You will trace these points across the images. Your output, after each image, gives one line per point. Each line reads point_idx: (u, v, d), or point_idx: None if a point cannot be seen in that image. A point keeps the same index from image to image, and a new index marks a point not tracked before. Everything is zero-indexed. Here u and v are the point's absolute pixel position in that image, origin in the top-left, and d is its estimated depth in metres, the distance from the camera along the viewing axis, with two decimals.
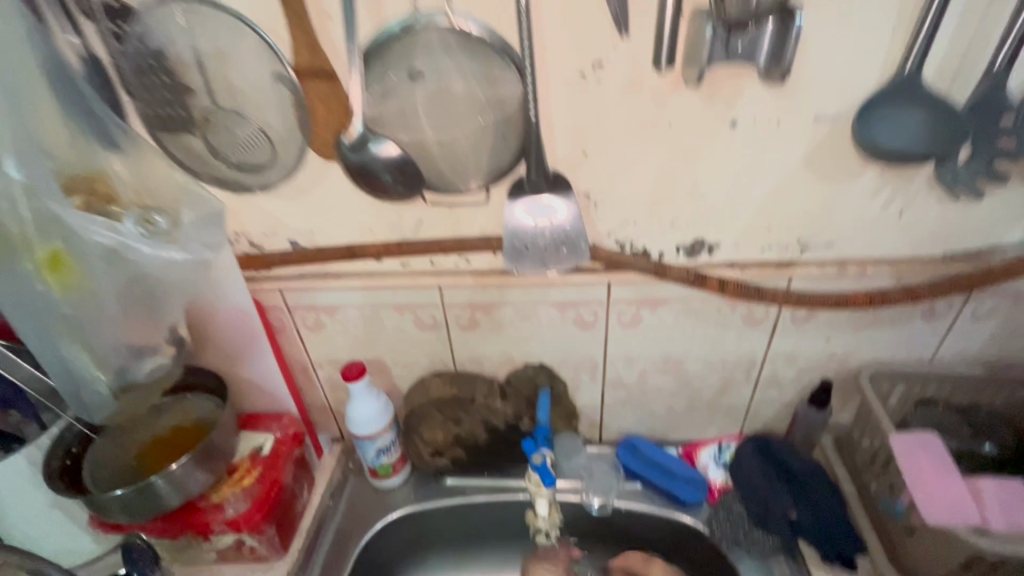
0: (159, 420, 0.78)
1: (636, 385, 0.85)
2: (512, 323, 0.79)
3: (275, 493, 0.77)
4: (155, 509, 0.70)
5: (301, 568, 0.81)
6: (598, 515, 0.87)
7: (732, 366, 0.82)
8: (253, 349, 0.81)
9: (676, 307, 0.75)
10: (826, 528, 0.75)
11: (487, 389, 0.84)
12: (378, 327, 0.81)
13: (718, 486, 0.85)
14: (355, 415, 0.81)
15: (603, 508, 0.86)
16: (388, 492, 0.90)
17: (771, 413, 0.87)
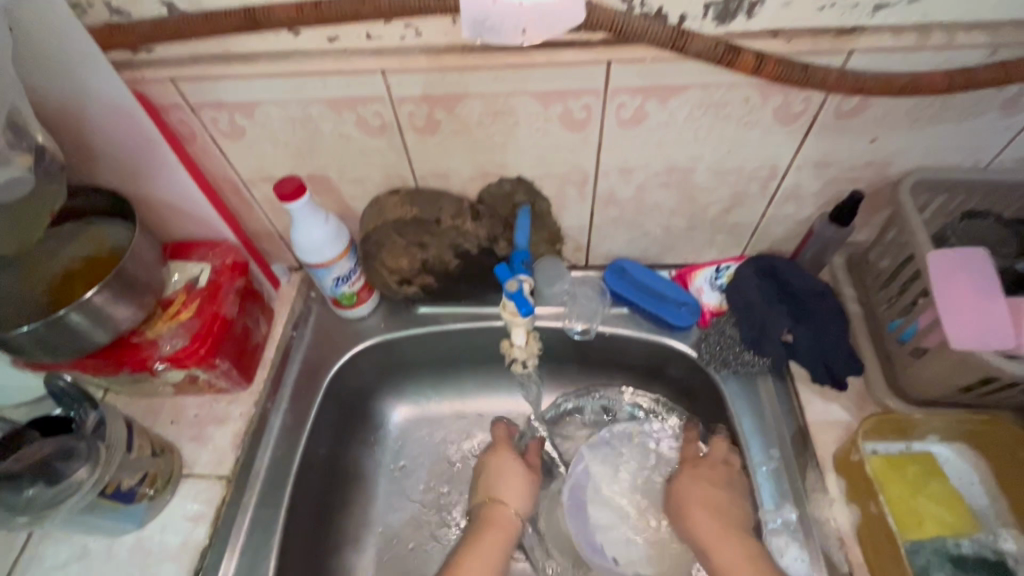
0: (64, 249, 0.66)
1: (631, 201, 0.73)
2: (482, 124, 0.62)
3: (219, 327, 0.69)
4: (79, 345, 0.61)
5: (267, 398, 0.77)
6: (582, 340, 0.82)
7: (748, 178, 0.68)
8: (157, 163, 0.64)
9: (691, 99, 0.59)
10: (821, 349, 0.70)
11: (455, 208, 0.70)
12: (313, 133, 0.64)
13: (710, 310, 0.78)
14: (303, 241, 0.69)
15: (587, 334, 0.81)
16: (356, 322, 0.83)
17: (781, 232, 0.77)
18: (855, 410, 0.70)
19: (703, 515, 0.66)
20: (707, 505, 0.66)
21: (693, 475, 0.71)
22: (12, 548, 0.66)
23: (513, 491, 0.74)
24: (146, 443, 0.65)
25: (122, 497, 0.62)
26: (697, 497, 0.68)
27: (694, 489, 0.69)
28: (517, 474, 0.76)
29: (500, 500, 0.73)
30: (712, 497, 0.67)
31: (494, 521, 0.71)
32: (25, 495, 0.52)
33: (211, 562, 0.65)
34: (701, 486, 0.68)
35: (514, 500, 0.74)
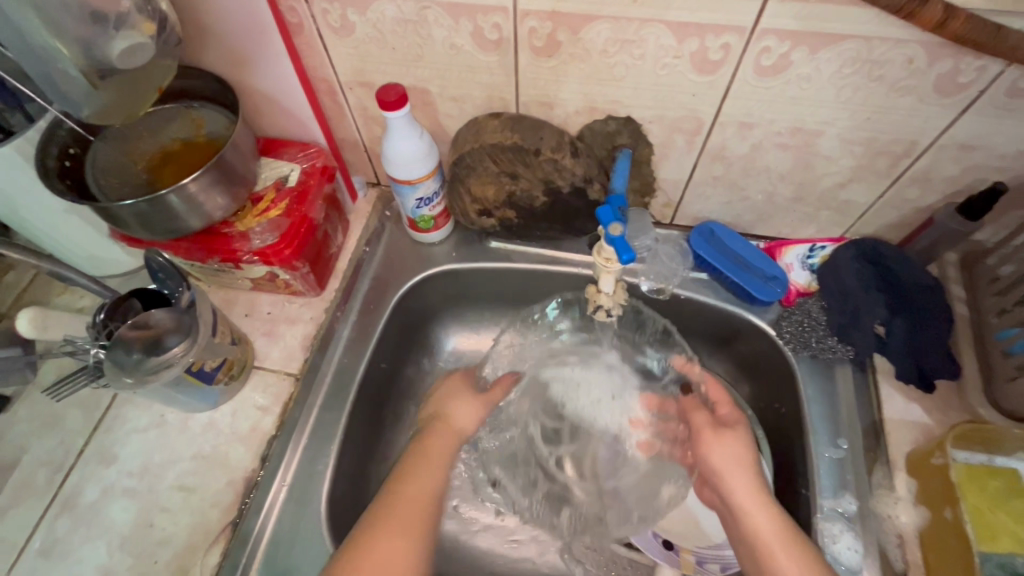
0: (165, 131, 0.67)
1: (740, 161, 0.68)
2: (606, 52, 0.58)
3: (305, 231, 0.69)
4: (175, 228, 0.62)
5: (338, 307, 0.78)
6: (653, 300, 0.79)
7: (879, 152, 0.63)
8: (264, 52, 0.63)
9: (846, 53, 0.53)
10: (915, 346, 0.66)
11: (556, 141, 0.67)
12: (423, 40, 0.61)
13: (797, 288, 0.74)
14: (392, 154, 0.67)
15: (658, 293, 0.78)
16: (428, 246, 0.82)
17: (893, 218, 0.71)
18: (937, 414, 0.66)
19: (740, 476, 0.61)
20: (740, 466, 0.62)
21: (720, 434, 0.65)
22: (99, 406, 0.71)
23: (466, 416, 0.69)
24: (226, 330, 0.67)
25: (203, 376, 0.65)
26: (721, 455, 0.63)
27: (723, 449, 0.64)
28: (465, 398, 0.70)
29: (445, 420, 0.67)
30: (739, 456, 0.63)
31: (432, 438, 0.65)
32: (135, 357, 0.54)
33: (276, 451, 0.68)
34: (734, 450, 0.63)
35: (463, 423, 0.68)
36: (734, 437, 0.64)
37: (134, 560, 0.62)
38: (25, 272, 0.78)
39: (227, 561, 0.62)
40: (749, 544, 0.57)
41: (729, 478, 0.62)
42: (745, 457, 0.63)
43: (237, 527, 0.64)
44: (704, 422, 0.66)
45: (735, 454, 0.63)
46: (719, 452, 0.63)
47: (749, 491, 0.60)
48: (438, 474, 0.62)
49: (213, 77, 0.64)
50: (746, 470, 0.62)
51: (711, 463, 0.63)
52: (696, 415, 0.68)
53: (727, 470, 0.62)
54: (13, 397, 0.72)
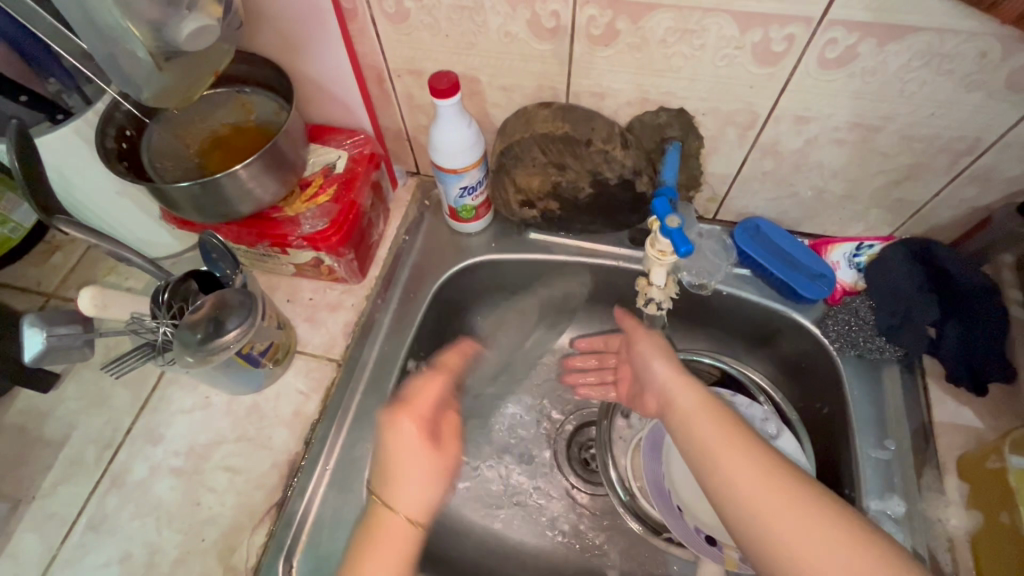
0: (216, 116, 0.68)
1: (793, 156, 0.67)
2: (665, 42, 0.57)
3: (354, 217, 0.70)
4: (226, 212, 0.63)
5: (378, 296, 0.78)
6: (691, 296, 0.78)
7: (939, 149, 0.61)
8: (319, 38, 0.64)
9: (916, 46, 0.52)
10: (969, 349, 0.65)
11: (607, 132, 0.67)
12: (478, 27, 0.61)
13: (844, 287, 0.73)
14: (440, 142, 0.67)
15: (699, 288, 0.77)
16: (466, 236, 0.82)
17: (947, 218, 0.70)
18: (988, 418, 0.65)
19: (659, 361, 0.66)
20: (657, 355, 0.67)
21: (649, 333, 0.70)
22: (145, 386, 0.72)
23: (410, 492, 0.57)
24: (274, 315, 0.68)
25: (251, 359, 0.66)
26: (650, 347, 0.68)
27: (650, 342, 0.69)
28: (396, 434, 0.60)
29: (391, 507, 0.56)
30: (660, 345, 0.68)
31: (383, 530, 0.56)
32: (199, 336, 0.55)
33: (320, 435, 0.68)
34: (655, 344, 0.68)
35: (406, 504, 0.57)
36: (656, 338, 0.70)
37: (181, 538, 0.63)
38: (73, 253, 0.80)
39: (272, 541, 0.63)
40: (681, 425, 0.58)
41: (651, 364, 0.66)
42: (668, 351, 0.67)
43: (281, 508, 0.64)
44: (632, 326, 0.72)
45: (665, 350, 0.67)
46: (646, 346, 0.68)
47: (669, 371, 0.64)
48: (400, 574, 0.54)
49: (266, 63, 0.64)
50: (665, 358, 0.66)
51: (639, 355, 0.68)
52: (627, 324, 0.73)
53: (653, 358, 0.67)
54: (62, 375, 0.73)
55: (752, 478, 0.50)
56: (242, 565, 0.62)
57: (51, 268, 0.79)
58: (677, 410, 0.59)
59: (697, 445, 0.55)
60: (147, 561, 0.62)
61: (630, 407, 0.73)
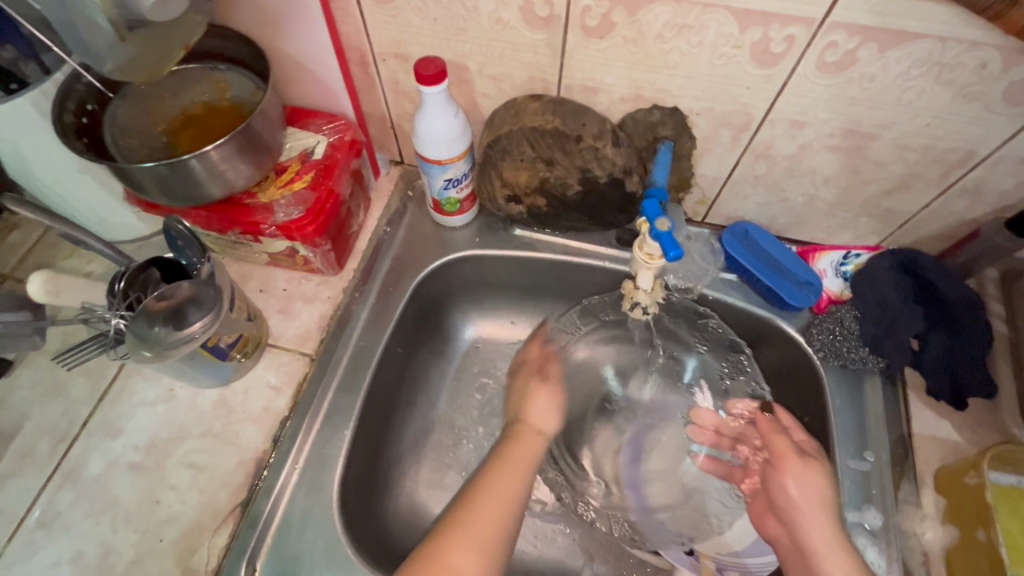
0: (187, 92, 0.64)
1: (786, 161, 0.65)
2: (662, 37, 0.55)
3: (331, 206, 0.66)
4: (195, 196, 0.60)
5: (356, 288, 0.75)
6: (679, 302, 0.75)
7: (932, 160, 0.61)
8: (298, 15, 0.60)
9: (917, 53, 0.51)
10: (951, 362, 0.65)
11: (598, 129, 0.64)
12: (469, 12, 0.58)
13: (830, 296, 0.72)
14: (425, 132, 0.64)
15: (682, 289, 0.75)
16: (451, 230, 0.79)
17: (935, 230, 0.69)
18: (967, 432, 0.65)
19: (815, 514, 0.57)
20: (818, 504, 0.58)
21: (803, 462, 0.60)
22: (105, 375, 0.68)
23: (546, 414, 0.68)
24: (243, 305, 0.65)
25: (218, 351, 0.62)
26: (796, 485, 0.59)
27: (804, 482, 0.59)
28: (539, 391, 0.70)
29: (529, 424, 0.66)
30: (823, 490, 0.58)
31: (521, 441, 0.65)
32: (156, 330, 0.51)
33: (289, 432, 0.66)
34: (810, 481, 0.59)
35: (542, 423, 0.67)
36: (818, 472, 0.59)
37: (139, 537, 0.60)
38: (30, 232, 0.75)
39: (235, 542, 0.60)
40: None
41: (800, 513, 0.58)
42: (818, 496, 0.58)
43: (247, 508, 0.62)
44: (785, 446, 0.62)
45: (813, 493, 0.58)
46: (800, 490, 0.58)
47: (825, 537, 0.55)
48: (518, 488, 0.60)
49: (242, 40, 0.61)
50: (824, 512, 0.57)
51: (789, 496, 0.59)
52: (776, 439, 0.63)
53: (805, 506, 0.57)
54: (14, 361, 0.69)
55: None
56: (203, 567, 0.59)
57: (6, 248, 0.74)
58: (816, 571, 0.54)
59: None
60: (101, 562, 0.59)
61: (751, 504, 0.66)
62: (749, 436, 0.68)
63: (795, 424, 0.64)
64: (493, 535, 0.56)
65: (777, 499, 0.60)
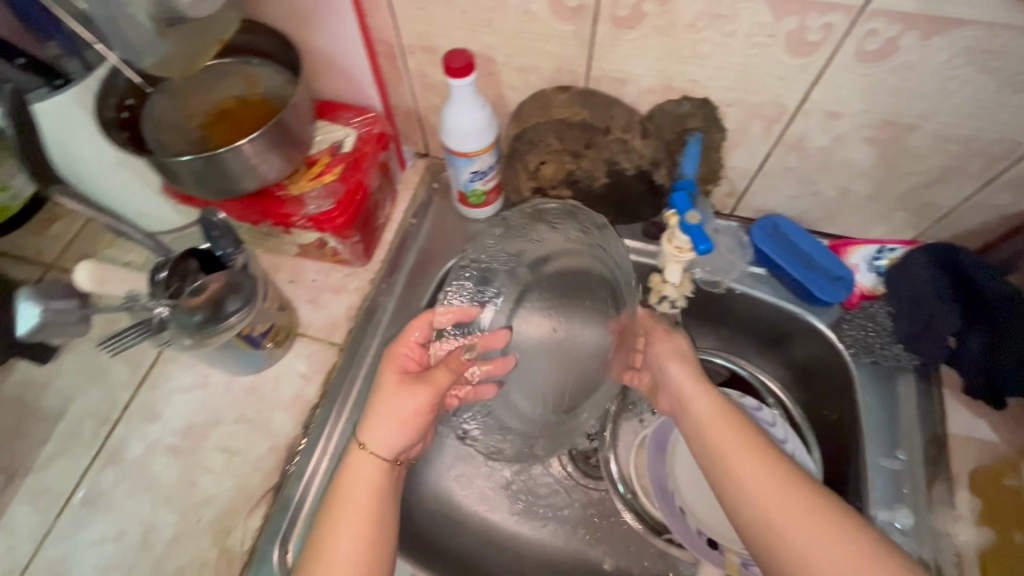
0: (221, 85, 0.65)
1: (819, 153, 0.64)
2: (693, 27, 0.54)
3: (360, 199, 0.67)
4: (229, 189, 0.61)
5: (383, 280, 0.76)
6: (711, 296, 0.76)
7: (975, 152, 0.59)
8: (329, 9, 0.61)
9: (962, 41, 0.49)
10: (993, 362, 0.63)
11: (626, 121, 0.65)
12: (497, 4, 0.58)
13: (863, 292, 0.70)
14: (451, 124, 0.64)
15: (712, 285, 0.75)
16: (474, 222, 0.80)
17: (976, 225, 0.67)
18: (1004, 433, 0.64)
19: (680, 366, 0.63)
20: (683, 359, 0.64)
21: (670, 336, 0.67)
22: (144, 362, 0.71)
23: (383, 424, 0.56)
24: (274, 296, 0.66)
25: (251, 340, 0.64)
26: (673, 359, 0.64)
27: (671, 346, 0.66)
28: (386, 407, 0.57)
29: (359, 441, 0.56)
30: (688, 352, 0.64)
31: (352, 468, 0.55)
32: (198, 319, 0.54)
33: (319, 420, 0.67)
34: (681, 368, 0.63)
35: (375, 437, 0.56)
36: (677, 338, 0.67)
37: (177, 517, 0.63)
38: (72, 223, 0.78)
39: (267, 525, 0.62)
40: (702, 441, 0.56)
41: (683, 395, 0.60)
42: (691, 376, 0.61)
43: (279, 491, 0.63)
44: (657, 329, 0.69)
45: (688, 381, 0.61)
46: (678, 368, 0.63)
47: (701, 389, 0.60)
48: (380, 492, 0.55)
49: (275, 35, 0.62)
50: (704, 394, 0.59)
51: (664, 359, 0.65)
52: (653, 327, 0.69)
53: (679, 369, 0.63)
54: (60, 347, 0.72)
55: (790, 504, 0.47)
56: (238, 547, 0.61)
57: (51, 238, 0.77)
58: (722, 454, 0.53)
59: (727, 472, 0.52)
60: (142, 539, 0.62)
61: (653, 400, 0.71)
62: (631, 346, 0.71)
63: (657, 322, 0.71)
64: (369, 527, 0.53)
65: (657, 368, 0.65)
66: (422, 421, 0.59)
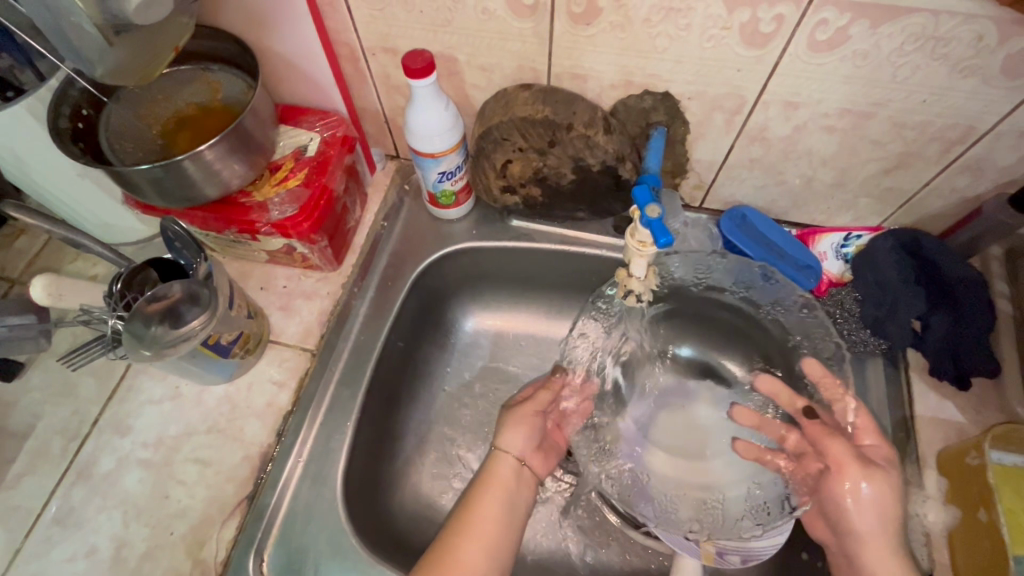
0: (180, 93, 0.64)
1: (781, 143, 0.64)
2: (649, 21, 0.55)
3: (325, 203, 0.67)
4: (191, 197, 0.61)
5: (355, 283, 0.76)
6: (786, 298, 0.71)
7: (931, 137, 0.59)
8: (283, 12, 0.60)
9: (910, 28, 0.50)
10: (955, 344, 0.64)
11: (589, 117, 0.64)
12: (454, 3, 0.57)
13: (831, 279, 0.71)
14: (414, 124, 0.64)
15: (772, 280, 0.71)
16: (447, 223, 0.80)
17: (937, 208, 0.68)
18: (970, 413, 0.65)
19: (870, 522, 0.54)
20: (877, 509, 0.54)
21: (865, 470, 0.55)
22: (112, 376, 0.70)
23: (518, 435, 0.66)
24: (243, 303, 0.66)
25: (219, 349, 0.63)
26: (855, 502, 0.55)
27: (867, 489, 0.55)
28: (524, 424, 0.67)
29: (500, 447, 0.65)
30: (885, 498, 0.55)
31: (494, 469, 0.64)
32: (154, 330, 0.53)
33: (292, 427, 0.67)
34: (873, 522, 0.54)
35: (516, 446, 0.65)
36: (879, 479, 0.55)
37: (150, 531, 0.62)
38: (36, 237, 0.77)
39: (242, 535, 0.62)
40: None
41: (862, 548, 0.55)
42: (882, 536, 0.54)
43: (253, 501, 0.63)
44: (845, 453, 0.56)
45: (882, 547, 0.54)
46: (867, 522, 0.54)
47: (883, 555, 0.54)
48: (506, 510, 0.62)
49: (231, 39, 0.61)
50: (897, 561, 0.54)
51: (842, 502, 0.56)
52: (830, 442, 0.57)
53: (862, 518, 0.55)
54: (25, 364, 0.71)
55: None
56: (212, 559, 0.60)
57: (15, 253, 0.76)
58: None
59: None
60: (114, 555, 0.61)
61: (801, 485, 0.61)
62: (792, 438, 0.63)
63: (862, 425, 0.59)
64: (496, 535, 0.59)
65: (830, 502, 0.57)
66: (536, 427, 0.67)
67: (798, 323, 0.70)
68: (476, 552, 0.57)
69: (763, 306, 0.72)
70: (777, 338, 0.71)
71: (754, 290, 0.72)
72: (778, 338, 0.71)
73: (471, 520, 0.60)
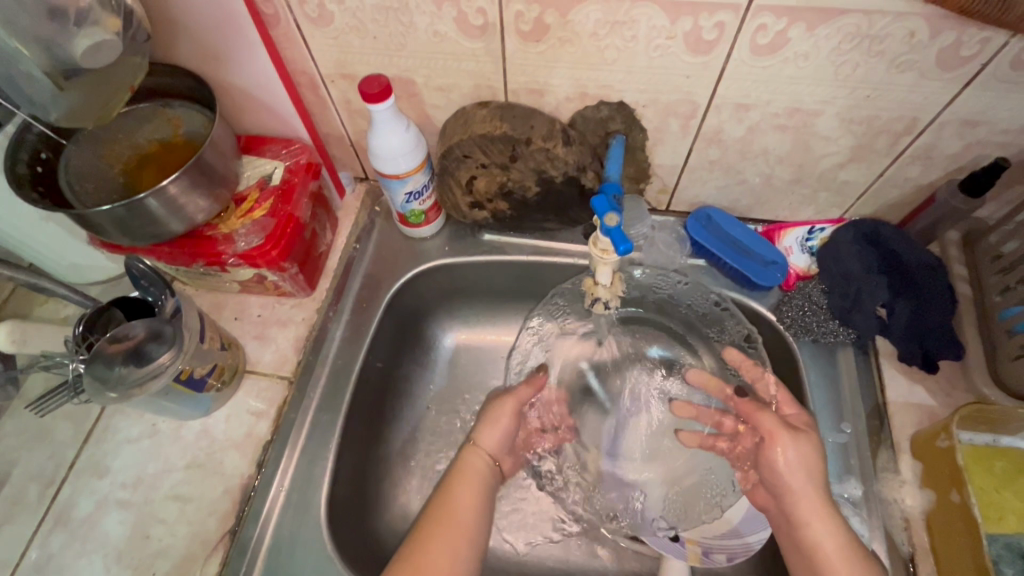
0: (140, 131, 0.65)
1: (737, 144, 0.66)
2: (596, 35, 0.56)
3: (292, 230, 0.67)
4: (155, 234, 0.61)
5: (330, 307, 0.76)
6: (698, 297, 0.74)
7: (878, 130, 0.61)
8: (236, 45, 0.61)
9: (844, 28, 0.51)
10: (918, 330, 0.66)
11: (548, 130, 0.64)
12: (405, 27, 0.58)
13: (797, 272, 0.72)
14: (376, 147, 0.64)
15: (684, 282, 0.74)
16: (419, 241, 0.80)
17: (893, 198, 0.70)
18: (940, 395, 0.66)
19: (803, 482, 0.57)
20: (807, 470, 0.57)
21: (794, 436, 0.58)
22: (88, 417, 0.69)
23: (492, 432, 0.66)
24: (215, 336, 0.65)
25: (193, 384, 0.63)
26: (787, 464, 0.57)
27: (801, 454, 0.57)
28: (495, 415, 0.67)
29: (474, 443, 0.66)
30: (814, 463, 0.57)
31: (467, 467, 0.64)
32: (118, 371, 0.52)
33: (272, 457, 0.66)
34: (801, 479, 0.57)
35: (489, 442, 0.66)
36: (805, 441, 0.58)
37: (132, 572, 0.61)
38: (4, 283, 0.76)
39: (226, 570, 0.61)
40: (806, 558, 0.57)
41: (797, 505, 0.57)
42: (812, 491, 0.57)
43: (236, 534, 0.63)
44: (774, 423, 0.59)
45: (812, 500, 0.56)
46: (799, 480, 0.57)
47: (815, 507, 0.56)
48: (477, 507, 0.62)
49: (189, 76, 0.62)
50: (829, 517, 0.56)
51: (776, 467, 0.58)
52: (761, 416, 0.60)
53: (795, 474, 0.57)
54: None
55: None
56: None
57: None
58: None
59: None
60: None
61: (743, 466, 0.64)
62: (727, 421, 0.66)
63: (782, 398, 0.63)
64: (465, 534, 0.59)
65: (768, 472, 0.59)
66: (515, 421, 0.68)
67: (714, 317, 0.73)
68: (444, 549, 0.57)
69: (683, 302, 0.74)
70: (695, 324, 0.74)
71: (683, 286, 0.74)
72: (694, 324, 0.74)
73: (439, 517, 0.60)
